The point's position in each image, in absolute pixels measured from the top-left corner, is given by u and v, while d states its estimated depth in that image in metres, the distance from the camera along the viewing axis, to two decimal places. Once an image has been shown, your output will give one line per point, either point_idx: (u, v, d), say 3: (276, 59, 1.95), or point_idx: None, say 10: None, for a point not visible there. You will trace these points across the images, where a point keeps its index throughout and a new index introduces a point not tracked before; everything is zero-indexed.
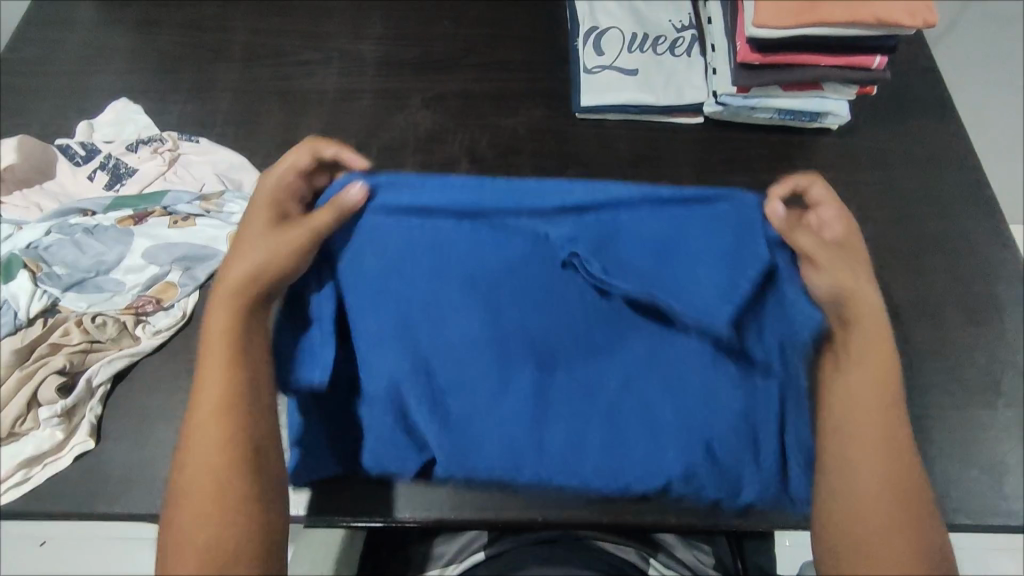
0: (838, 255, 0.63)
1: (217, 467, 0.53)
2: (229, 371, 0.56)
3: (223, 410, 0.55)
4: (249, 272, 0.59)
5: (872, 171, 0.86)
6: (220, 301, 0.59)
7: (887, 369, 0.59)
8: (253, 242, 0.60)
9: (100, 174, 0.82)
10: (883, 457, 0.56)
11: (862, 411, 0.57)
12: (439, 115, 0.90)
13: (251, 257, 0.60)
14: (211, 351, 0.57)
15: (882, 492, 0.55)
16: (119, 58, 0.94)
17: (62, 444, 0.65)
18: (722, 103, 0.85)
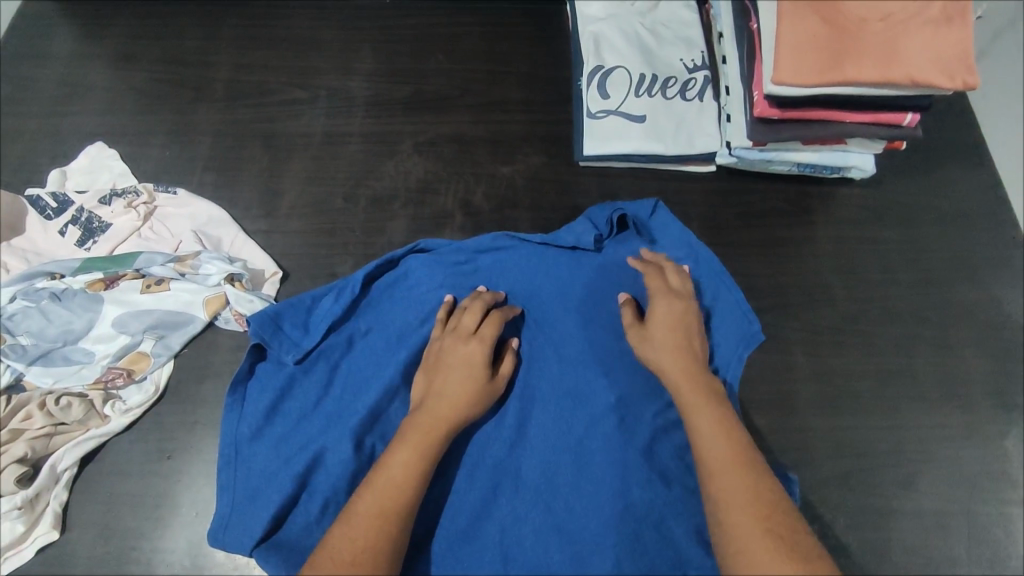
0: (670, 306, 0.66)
1: (377, 559, 0.52)
2: (414, 478, 0.57)
3: (398, 505, 0.55)
4: (462, 398, 0.63)
5: (898, 228, 0.79)
6: (415, 439, 0.59)
7: (718, 415, 0.57)
8: (466, 381, 0.64)
9: (72, 229, 0.77)
10: (741, 490, 0.52)
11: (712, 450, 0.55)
12: (432, 162, 0.85)
13: (460, 389, 0.63)
14: (400, 450, 0.58)
15: (745, 514, 0.50)
16: (95, 97, 0.89)
17: (25, 535, 0.62)
18: (736, 155, 0.79)
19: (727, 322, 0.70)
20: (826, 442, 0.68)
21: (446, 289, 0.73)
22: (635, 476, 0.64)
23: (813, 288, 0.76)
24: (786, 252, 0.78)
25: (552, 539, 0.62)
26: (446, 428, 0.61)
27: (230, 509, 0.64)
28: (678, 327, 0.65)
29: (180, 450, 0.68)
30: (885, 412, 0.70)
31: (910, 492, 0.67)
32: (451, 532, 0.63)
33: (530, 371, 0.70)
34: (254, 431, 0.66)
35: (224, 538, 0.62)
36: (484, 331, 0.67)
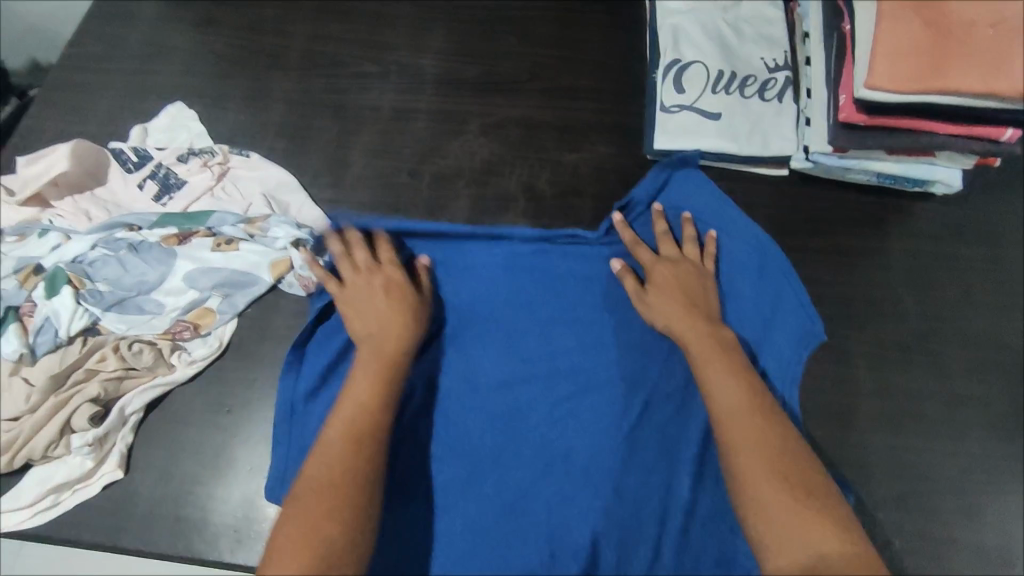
0: (676, 267, 0.70)
1: (349, 476, 0.55)
2: (377, 402, 0.60)
3: (363, 426, 0.58)
4: (393, 316, 0.66)
5: (978, 249, 0.76)
6: (366, 365, 0.62)
7: (730, 363, 0.61)
8: (387, 300, 0.66)
9: (150, 183, 0.79)
10: (754, 430, 0.56)
11: (727, 403, 0.58)
12: (498, 144, 0.85)
13: (380, 307, 0.66)
14: (358, 379, 0.61)
15: (758, 455, 0.54)
16: (177, 58, 0.91)
17: (93, 471, 0.65)
18: (813, 160, 0.76)
19: (788, 323, 0.70)
20: (886, 463, 0.66)
21: (504, 271, 0.73)
22: (684, 471, 0.65)
23: (883, 302, 0.74)
24: (858, 263, 0.76)
25: (599, 523, 0.64)
26: (395, 350, 0.64)
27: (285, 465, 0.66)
28: (683, 288, 0.68)
29: (239, 406, 0.70)
30: (950, 436, 0.67)
31: (970, 521, 0.64)
32: (496, 509, 0.65)
33: (583, 361, 0.70)
34: (316, 392, 0.69)
35: (279, 495, 0.65)
36: (389, 256, 0.70)
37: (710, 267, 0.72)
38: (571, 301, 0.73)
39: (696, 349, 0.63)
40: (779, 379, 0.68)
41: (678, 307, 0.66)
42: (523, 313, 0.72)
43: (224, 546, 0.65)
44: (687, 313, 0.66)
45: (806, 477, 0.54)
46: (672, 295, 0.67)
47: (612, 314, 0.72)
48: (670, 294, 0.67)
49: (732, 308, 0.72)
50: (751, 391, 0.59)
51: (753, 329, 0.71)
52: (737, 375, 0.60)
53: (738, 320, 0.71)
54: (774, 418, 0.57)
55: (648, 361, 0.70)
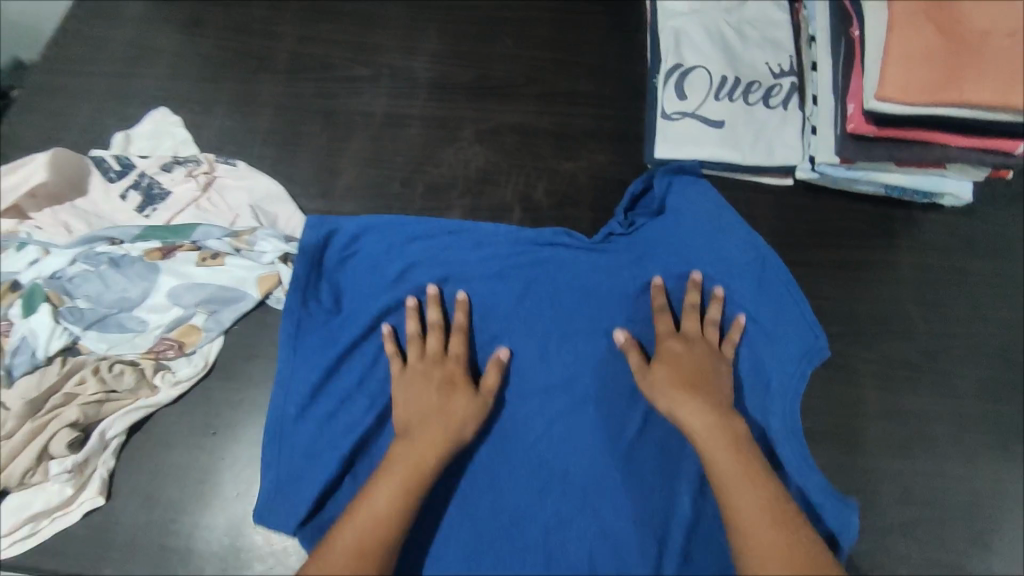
0: (689, 348, 0.65)
1: None
2: (393, 514, 0.56)
3: (376, 541, 0.55)
4: (453, 417, 0.62)
5: (989, 262, 0.74)
6: (395, 476, 0.58)
7: (730, 436, 0.60)
8: (428, 387, 0.64)
9: (133, 194, 0.76)
10: (759, 509, 0.55)
11: (745, 513, 0.55)
12: (493, 152, 0.82)
13: (434, 401, 0.63)
14: (379, 488, 0.57)
15: (772, 542, 0.53)
16: (161, 61, 0.88)
17: (72, 499, 0.63)
18: (819, 171, 0.74)
19: (789, 338, 0.67)
20: (893, 486, 0.65)
21: (497, 276, 0.71)
22: (686, 488, 0.63)
23: (890, 318, 0.72)
24: (864, 277, 0.73)
25: (596, 543, 0.62)
26: (426, 455, 0.60)
27: (271, 487, 0.63)
28: (693, 372, 0.64)
29: (225, 428, 0.68)
30: (959, 458, 0.65)
31: (980, 547, 0.63)
32: (490, 532, 0.63)
33: (579, 375, 0.68)
34: (305, 406, 0.66)
35: (266, 516, 0.62)
36: (455, 348, 0.67)
37: (729, 352, 0.67)
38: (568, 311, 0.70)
39: (708, 444, 0.60)
40: (782, 391, 0.66)
41: (678, 390, 0.62)
42: (520, 320, 0.70)
43: None
44: (690, 377, 0.63)
45: (816, 568, 0.52)
46: (686, 375, 0.63)
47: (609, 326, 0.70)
48: (682, 376, 0.63)
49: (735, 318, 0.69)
50: (768, 495, 0.56)
51: (754, 342, 0.68)
52: (750, 477, 0.57)
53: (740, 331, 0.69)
54: (798, 531, 0.54)
55: None
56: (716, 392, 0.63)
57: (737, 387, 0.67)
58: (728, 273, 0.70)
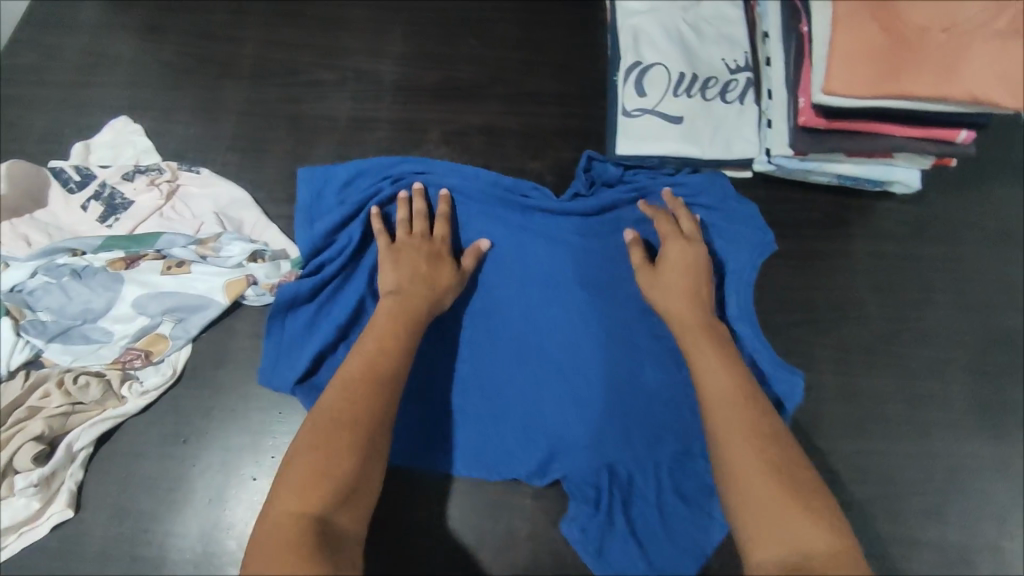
0: (682, 248, 0.70)
1: (360, 414, 0.54)
2: (394, 350, 0.60)
3: (384, 370, 0.58)
4: (439, 287, 0.68)
5: (939, 247, 0.77)
6: (390, 317, 0.63)
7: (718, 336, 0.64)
8: (419, 255, 0.70)
9: (95, 204, 0.76)
10: (733, 392, 0.59)
11: (715, 392, 0.59)
12: (459, 153, 0.83)
13: (423, 273, 0.68)
14: (380, 325, 0.63)
15: (739, 417, 0.56)
16: (120, 69, 0.87)
17: (39, 513, 0.62)
18: (775, 163, 0.76)
19: (750, 239, 0.75)
20: (852, 466, 0.67)
21: (485, 182, 0.77)
22: (648, 373, 0.70)
23: (846, 305, 0.74)
24: (822, 266, 0.76)
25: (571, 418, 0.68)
26: (420, 306, 0.66)
27: (275, 358, 0.69)
28: (690, 270, 0.69)
29: (196, 435, 0.67)
30: (913, 436, 0.68)
31: (934, 521, 0.65)
32: (473, 406, 0.69)
33: (556, 267, 0.75)
34: (308, 318, 0.71)
35: (270, 378, 0.68)
36: (441, 232, 0.73)
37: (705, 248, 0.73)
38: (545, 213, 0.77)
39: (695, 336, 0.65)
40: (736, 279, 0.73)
41: (672, 279, 0.69)
42: (497, 236, 0.76)
43: None
44: (682, 274, 0.69)
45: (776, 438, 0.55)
46: (678, 273, 0.69)
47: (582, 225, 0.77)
48: (672, 274, 0.69)
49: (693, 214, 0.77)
50: (740, 384, 0.59)
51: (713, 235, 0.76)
52: (729, 368, 0.61)
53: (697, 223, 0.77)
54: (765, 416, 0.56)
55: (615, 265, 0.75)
56: (706, 297, 0.68)
57: None
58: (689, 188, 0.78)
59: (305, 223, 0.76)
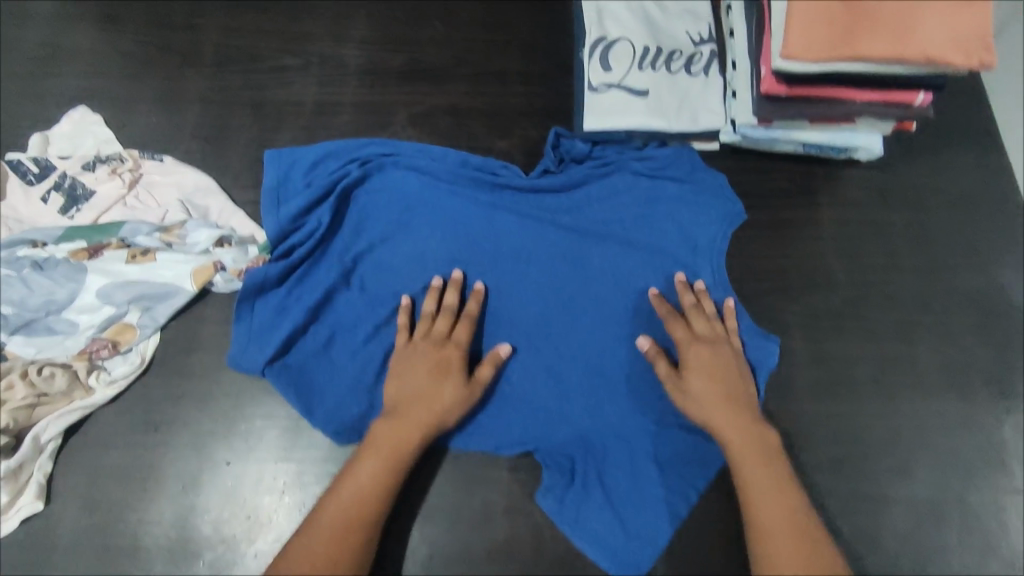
0: (706, 352, 0.66)
1: (347, 536, 0.57)
2: (387, 478, 0.60)
3: (370, 505, 0.59)
4: (427, 412, 0.63)
5: (903, 212, 0.78)
6: (388, 436, 0.62)
7: (761, 443, 0.62)
8: (424, 379, 0.64)
9: (55, 196, 0.74)
10: (787, 519, 0.58)
11: (768, 522, 0.58)
12: (427, 134, 0.83)
13: (423, 384, 0.64)
14: (371, 454, 0.61)
15: (796, 551, 0.57)
16: (77, 59, 0.86)
17: (8, 506, 0.61)
18: (740, 133, 0.76)
19: (713, 214, 0.76)
20: (823, 427, 0.68)
21: (455, 159, 0.78)
22: (618, 341, 0.71)
23: (815, 272, 0.75)
24: (789, 235, 0.77)
25: (542, 386, 0.69)
26: (414, 432, 0.62)
27: (245, 338, 0.69)
28: (722, 373, 0.65)
29: (167, 423, 0.67)
30: (882, 396, 0.69)
31: (905, 478, 0.66)
32: None
33: (527, 241, 0.75)
34: (276, 303, 0.70)
35: (239, 359, 0.68)
36: (457, 334, 0.68)
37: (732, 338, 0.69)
38: (514, 189, 0.77)
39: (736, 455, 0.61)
40: (703, 245, 0.75)
41: (708, 388, 0.64)
42: (466, 210, 0.76)
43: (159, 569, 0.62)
44: (713, 377, 0.64)
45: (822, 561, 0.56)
46: (710, 381, 0.64)
47: (550, 200, 0.77)
48: (701, 381, 0.64)
49: (661, 183, 0.78)
50: (797, 510, 0.59)
51: (681, 203, 0.77)
52: (778, 489, 0.59)
53: (666, 192, 0.77)
54: (818, 542, 0.57)
55: (584, 234, 0.75)
56: (744, 394, 0.64)
57: (663, 243, 0.75)
58: (657, 159, 0.79)
59: (271, 207, 0.75)
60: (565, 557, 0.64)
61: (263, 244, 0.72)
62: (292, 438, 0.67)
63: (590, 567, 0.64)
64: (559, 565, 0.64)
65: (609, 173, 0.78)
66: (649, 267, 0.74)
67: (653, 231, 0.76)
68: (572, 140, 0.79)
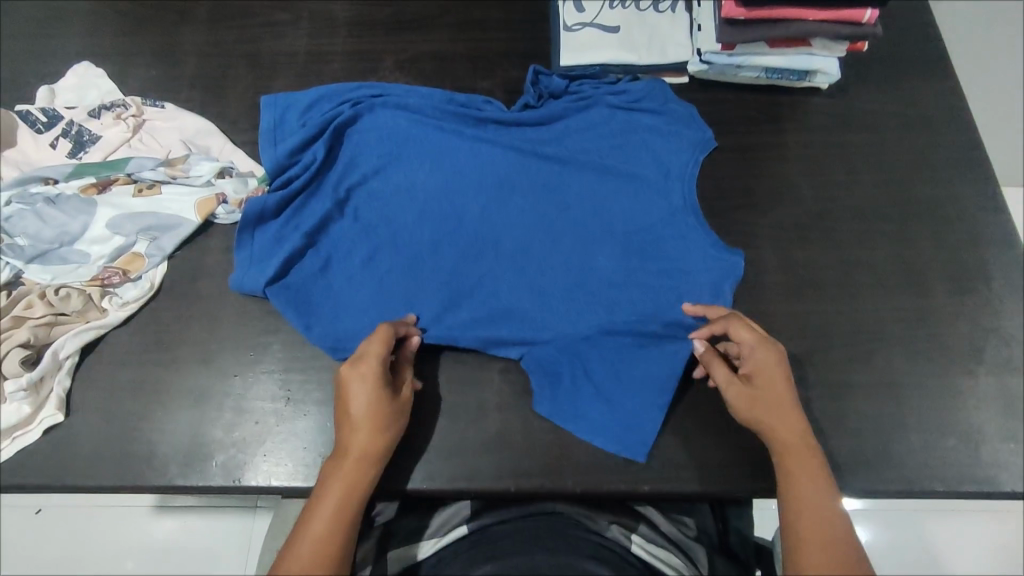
0: (765, 357, 0.65)
1: None
2: (345, 512, 0.58)
3: (332, 547, 0.56)
4: (358, 459, 0.60)
5: (861, 133, 0.83)
6: (342, 471, 0.59)
7: (809, 450, 0.62)
8: (365, 405, 0.61)
9: (64, 141, 0.79)
10: (822, 527, 0.57)
11: (803, 528, 0.58)
12: (413, 78, 0.88)
13: (362, 411, 0.61)
14: (326, 494, 0.58)
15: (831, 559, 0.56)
16: (79, 20, 0.90)
17: (31, 417, 0.65)
18: (707, 61, 0.81)
19: (685, 139, 0.80)
20: (792, 327, 0.73)
21: (441, 99, 0.82)
22: (598, 258, 0.75)
23: (781, 188, 0.80)
24: (757, 156, 0.82)
25: (526, 299, 0.73)
26: (367, 460, 0.60)
27: (246, 264, 0.73)
28: (776, 381, 0.64)
29: (177, 341, 0.71)
30: (845, 296, 0.74)
31: (867, 366, 0.71)
32: (433, 294, 0.73)
33: (510, 173, 0.79)
34: (275, 231, 0.75)
35: (241, 281, 0.72)
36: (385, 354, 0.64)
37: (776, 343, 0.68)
38: (496, 126, 0.81)
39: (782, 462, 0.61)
40: (677, 170, 0.79)
41: (772, 390, 0.64)
42: (449, 145, 0.80)
43: (174, 472, 0.66)
44: (770, 385, 0.64)
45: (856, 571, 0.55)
46: (765, 382, 0.64)
47: (529, 135, 0.81)
48: (762, 386, 0.64)
49: (637, 115, 0.82)
50: (831, 517, 0.58)
51: (654, 133, 0.81)
52: (817, 490, 0.59)
53: (640, 123, 0.81)
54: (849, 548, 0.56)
55: (564, 165, 0.79)
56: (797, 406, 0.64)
57: (639, 168, 0.79)
58: (633, 94, 0.82)
59: (270, 146, 0.79)
60: (556, 450, 0.68)
61: (262, 176, 0.77)
62: (295, 350, 0.71)
63: (579, 458, 0.68)
64: (550, 457, 0.68)
65: (586, 106, 0.82)
66: (627, 192, 0.78)
67: (629, 160, 0.80)
68: (551, 77, 0.83)
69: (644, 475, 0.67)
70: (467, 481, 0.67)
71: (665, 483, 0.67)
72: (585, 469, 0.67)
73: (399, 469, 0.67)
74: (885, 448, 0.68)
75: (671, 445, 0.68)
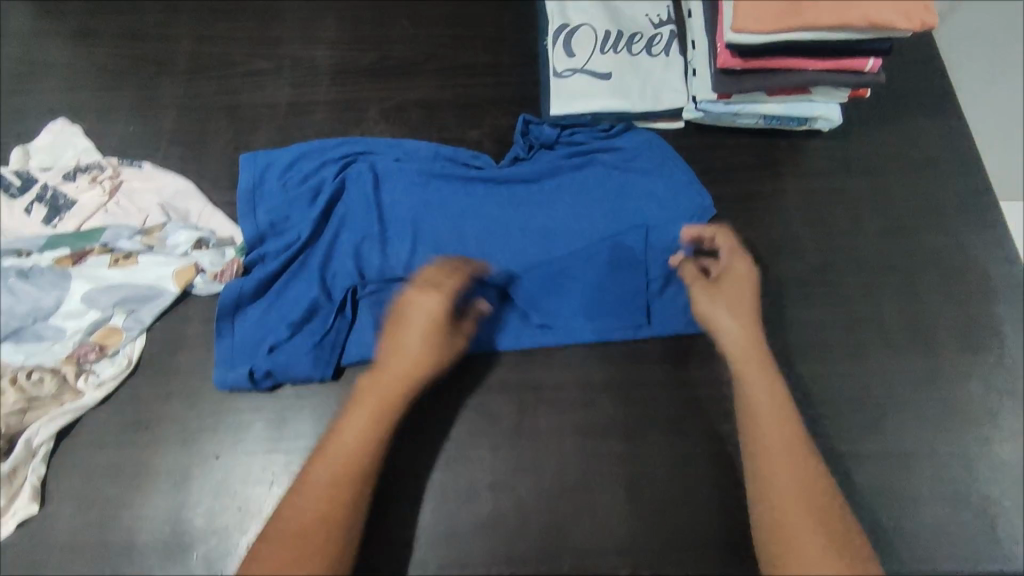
0: (739, 272, 0.70)
1: (335, 508, 0.57)
2: (377, 428, 0.61)
3: (359, 457, 0.60)
4: (398, 378, 0.64)
5: (865, 179, 0.80)
6: (380, 388, 0.63)
7: (768, 367, 0.64)
8: (421, 333, 0.65)
9: (38, 207, 0.75)
10: (789, 457, 0.59)
11: (768, 453, 0.59)
12: (399, 129, 0.85)
13: (415, 334, 0.65)
14: (358, 411, 0.62)
15: (795, 482, 0.57)
16: (54, 74, 0.87)
17: (5, 509, 0.63)
18: (703, 109, 0.78)
19: (683, 198, 0.77)
20: (798, 393, 0.70)
21: (426, 159, 0.79)
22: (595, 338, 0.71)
23: (782, 241, 0.77)
24: (756, 207, 0.79)
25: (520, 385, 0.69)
26: (405, 385, 0.64)
27: (231, 353, 0.70)
28: (747, 295, 0.69)
29: (155, 422, 0.68)
30: (851, 357, 0.71)
31: (876, 434, 0.68)
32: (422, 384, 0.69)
33: (500, 238, 0.75)
34: (257, 319, 0.71)
35: (225, 375, 0.68)
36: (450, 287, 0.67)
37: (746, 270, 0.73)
38: (484, 186, 0.78)
39: (750, 395, 0.63)
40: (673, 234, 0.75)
41: (738, 296, 0.68)
42: (435, 212, 0.76)
43: (153, 564, 0.63)
44: (740, 298, 0.68)
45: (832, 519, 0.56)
46: (737, 290, 0.69)
47: (519, 196, 0.78)
48: (733, 293, 0.69)
49: (630, 174, 0.78)
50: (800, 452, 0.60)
51: (649, 195, 0.77)
52: (779, 416, 0.61)
53: (634, 184, 0.77)
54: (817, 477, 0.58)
55: (554, 230, 0.76)
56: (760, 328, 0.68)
57: (634, 233, 0.75)
58: (625, 151, 0.79)
59: (249, 210, 0.76)
60: (551, 532, 0.65)
61: (241, 246, 0.75)
62: (278, 429, 0.69)
63: (576, 541, 0.65)
64: (545, 539, 0.65)
65: (577, 164, 0.79)
66: (622, 260, 0.73)
67: (623, 224, 0.76)
68: (540, 133, 0.80)
69: (644, 558, 0.64)
70: (459, 568, 0.64)
71: (665, 566, 0.64)
72: (582, 552, 0.65)
73: (387, 557, 0.64)
74: (897, 524, 0.65)
75: (672, 524, 0.65)
